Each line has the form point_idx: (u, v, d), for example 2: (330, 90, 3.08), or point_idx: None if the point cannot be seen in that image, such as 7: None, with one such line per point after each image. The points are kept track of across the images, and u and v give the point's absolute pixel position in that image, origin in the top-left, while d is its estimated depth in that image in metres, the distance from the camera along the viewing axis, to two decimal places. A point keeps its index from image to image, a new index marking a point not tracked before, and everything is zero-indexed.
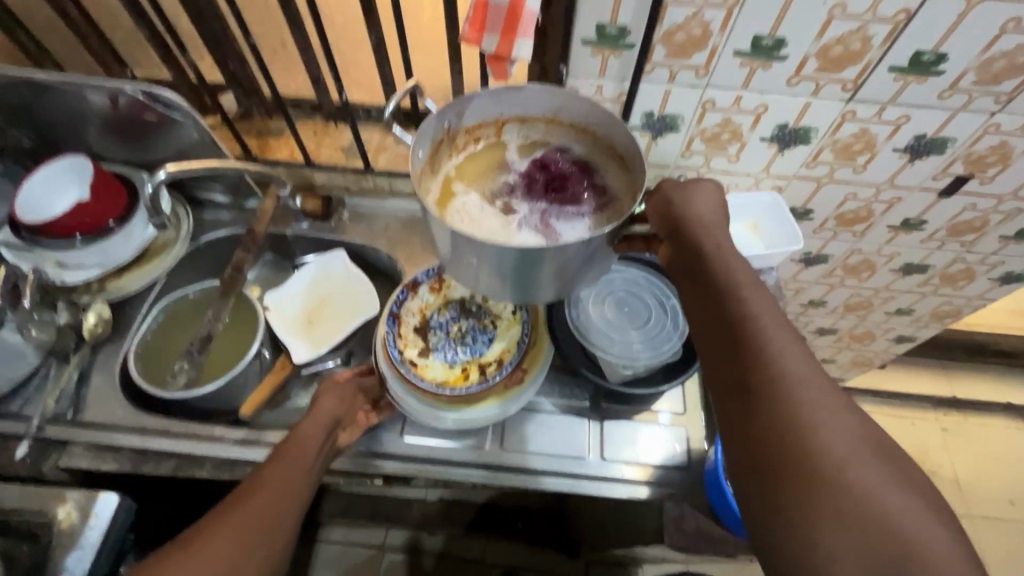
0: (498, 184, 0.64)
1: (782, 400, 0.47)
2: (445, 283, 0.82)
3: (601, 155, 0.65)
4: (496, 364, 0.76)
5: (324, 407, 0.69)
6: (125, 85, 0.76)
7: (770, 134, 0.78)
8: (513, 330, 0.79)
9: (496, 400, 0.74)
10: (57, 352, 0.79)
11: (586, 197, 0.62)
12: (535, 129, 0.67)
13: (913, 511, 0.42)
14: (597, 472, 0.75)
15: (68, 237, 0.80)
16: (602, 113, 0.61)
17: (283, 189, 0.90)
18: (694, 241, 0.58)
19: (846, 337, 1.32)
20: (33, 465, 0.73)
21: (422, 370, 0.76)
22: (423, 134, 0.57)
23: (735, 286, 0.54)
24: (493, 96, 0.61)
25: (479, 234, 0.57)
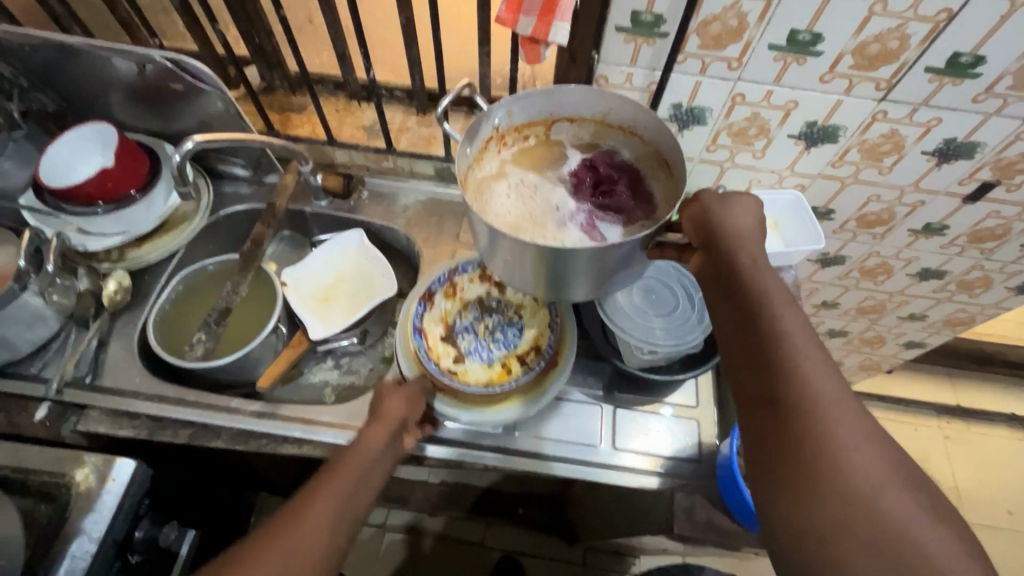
0: (542, 181, 0.63)
1: (814, 420, 0.44)
2: (458, 285, 0.80)
3: (647, 161, 0.64)
4: (534, 351, 0.76)
5: (387, 413, 0.67)
6: (152, 52, 0.76)
7: (798, 131, 0.78)
8: (542, 314, 0.78)
9: (540, 389, 0.75)
10: (77, 318, 0.80)
11: (631, 201, 0.60)
12: (584, 129, 0.66)
13: (948, 546, 0.39)
14: (608, 461, 0.75)
15: (91, 205, 0.80)
16: (651, 114, 0.60)
17: (305, 165, 0.88)
18: (729, 250, 0.54)
19: (856, 339, 1.32)
20: (51, 427, 0.74)
21: (464, 375, 0.74)
22: (474, 129, 0.57)
23: (768, 299, 0.51)
24: (544, 95, 0.61)
25: (527, 232, 0.57)
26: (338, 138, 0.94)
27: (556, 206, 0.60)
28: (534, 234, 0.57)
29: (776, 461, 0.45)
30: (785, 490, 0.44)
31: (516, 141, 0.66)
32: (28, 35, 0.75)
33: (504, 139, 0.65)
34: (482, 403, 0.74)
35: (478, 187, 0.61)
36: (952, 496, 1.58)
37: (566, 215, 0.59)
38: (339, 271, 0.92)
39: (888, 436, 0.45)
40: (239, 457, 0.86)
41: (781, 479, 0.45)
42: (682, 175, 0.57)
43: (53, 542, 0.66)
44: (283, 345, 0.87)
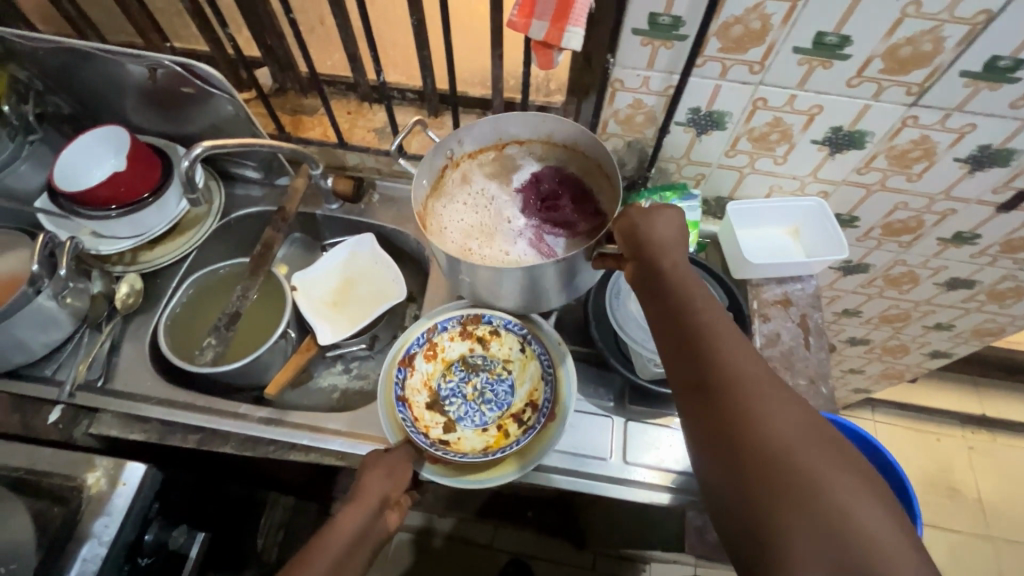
0: (497, 200, 0.76)
1: (733, 393, 0.47)
2: (439, 346, 0.76)
3: (591, 173, 0.75)
4: (530, 408, 0.72)
5: (369, 488, 0.62)
6: (163, 57, 0.75)
7: (822, 137, 0.74)
8: (532, 367, 0.75)
9: (538, 450, 0.70)
10: (90, 321, 0.80)
11: (576, 215, 0.72)
12: (534, 148, 0.78)
13: (860, 496, 0.41)
14: (618, 475, 0.73)
15: (104, 208, 0.80)
16: (585, 134, 0.71)
17: (315, 169, 0.88)
18: (653, 255, 0.58)
19: (879, 348, 1.28)
20: (64, 430, 0.75)
21: (458, 445, 0.71)
22: (426, 167, 0.71)
23: (689, 293, 0.54)
24: (489, 124, 0.73)
25: (484, 255, 0.71)
26: (349, 141, 0.93)
27: (509, 227, 0.74)
28: (484, 256, 0.72)
29: (708, 438, 0.47)
30: (720, 467, 0.46)
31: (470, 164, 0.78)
32: (43, 40, 0.75)
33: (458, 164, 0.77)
34: (481, 469, 0.69)
35: (441, 216, 0.75)
36: (976, 509, 1.54)
37: (514, 235, 0.73)
38: (349, 274, 0.92)
39: (807, 403, 0.47)
40: (249, 462, 0.86)
41: (715, 456, 0.46)
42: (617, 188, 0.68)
43: (65, 544, 0.67)
44: (292, 350, 0.86)
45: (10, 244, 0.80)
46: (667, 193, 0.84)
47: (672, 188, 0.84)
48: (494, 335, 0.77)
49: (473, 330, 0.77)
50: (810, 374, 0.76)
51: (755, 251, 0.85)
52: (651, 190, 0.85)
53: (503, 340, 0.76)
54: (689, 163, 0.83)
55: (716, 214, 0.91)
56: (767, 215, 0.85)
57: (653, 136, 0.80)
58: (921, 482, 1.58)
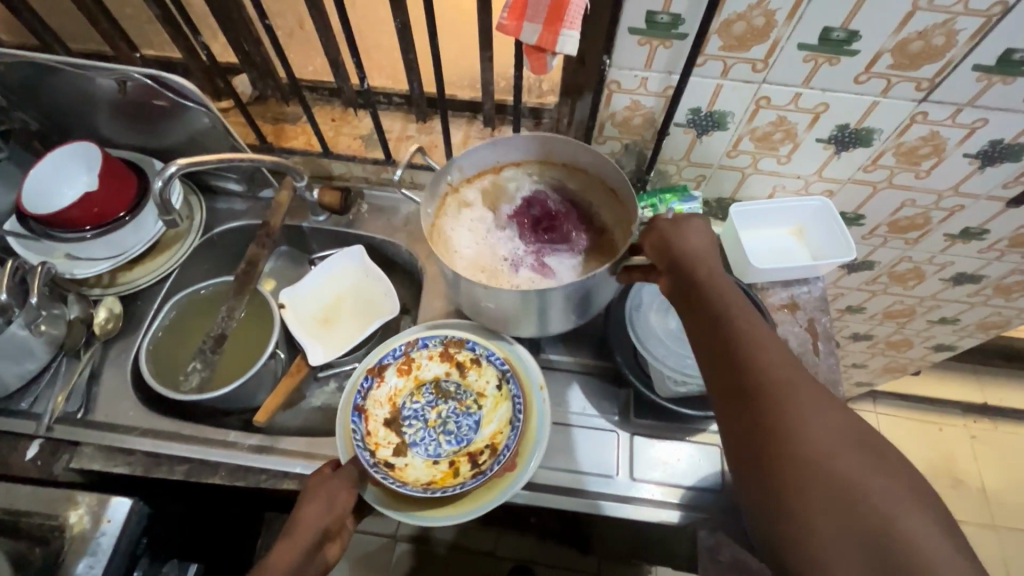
0: (503, 222, 0.75)
1: (771, 398, 0.46)
2: (414, 362, 0.73)
3: (594, 193, 0.75)
4: (488, 451, 0.68)
5: (308, 519, 0.59)
6: (131, 69, 0.71)
7: (828, 135, 0.71)
8: (502, 408, 0.70)
9: (480, 499, 0.66)
10: (68, 349, 0.77)
11: (583, 233, 0.73)
12: (532, 170, 0.77)
13: (901, 501, 0.40)
14: (625, 493, 0.71)
15: (78, 229, 0.76)
16: (590, 152, 0.71)
17: (300, 181, 0.84)
18: (689, 268, 0.57)
19: (882, 343, 1.26)
20: (43, 466, 0.71)
21: (403, 472, 0.66)
22: (427, 190, 0.68)
23: (725, 301, 0.53)
24: (490, 146, 0.73)
25: (496, 278, 0.69)
26: (335, 150, 0.90)
27: (516, 249, 0.72)
28: (500, 278, 0.70)
29: (745, 442, 0.46)
30: (756, 472, 0.45)
31: (468, 189, 0.77)
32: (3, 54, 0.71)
33: (455, 190, 0.76)
34: (418, 503, 0.66)
35: (445, 242, 0.73)
36: (980, 499, 1.53)
37: (525, 259, 0.71)
38: (342, 289, 0.88)
39: (846, 407, 0.46)
40: (240, 491, 0.82)
41: (753, 462, 0.45)
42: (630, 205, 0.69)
43: None
44: (282, 371, 0.84)
45: None
46: (666, 196, 0.81)
47: (672, 191, 0.82)
48: (474, 364, 0.73)
49: (455, 354, 0.73)
50: (822, 382, 0.74)
51: (761, 254, 0.82)
52: (649, 194, 0.82)
53: (482, 372, 0.72)
54: (689, 164, 0.80)
55: (718, 216, 0.88)
56: (769, 216, 0.82)
57: (651, 138, 0.77)
58: (924, 473, 1.57)
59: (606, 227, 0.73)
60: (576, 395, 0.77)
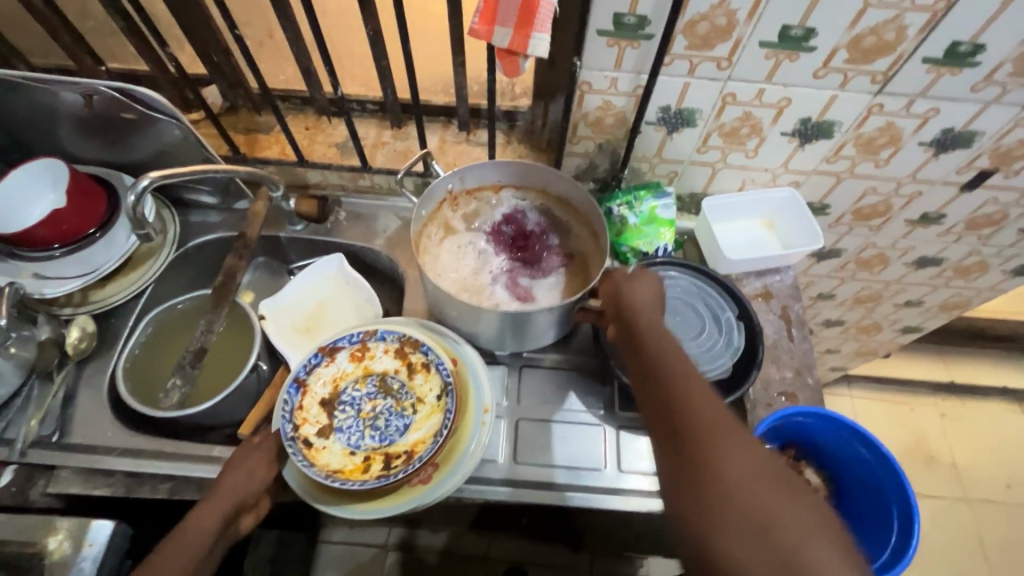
0: (488, 241, 0.81)
1: (699, 435, 0.47)
2: (369, 352, 0.69)
3: (580, 229, 0.80)
4: (404, 457, 0.63)
5: (228, 488, 0.60)
6: (98, 83, 0.70)
7: (792, 129, 0.74)
8: (434, 420, 0.65)
9: (385, 502, 0.62)
10: (39, 371, 0.74)
11: (558, 264, 0.79)
12: (528, 194, 0.83)
13: (815, 535, 0.41)
14: (614, 484, 0.72)
15: (46, 248, 0.75)
16: (580, 191, 0.76)
17: (276, 191, 0.83)
18: (632, 314, 0.60)
19: (853, 328, 1.30)
20: (19, 493, 0.69)
21: (317, 454, 0.63)
22: (427, 197, 0.76)
23: (662, 348, 0.55)
24: (490, 166, 0.78)
25: (466, 296, 0.75)
26: (310, 158, 0.89)
27: (495, 270, 0.78)
28: (474, 297, 0.76)
29: (675, 480, 0.47)
30: (683, 509, 0.45)
31: (468, 201, 0.83)
32: None
33: (456, 200, 0.82)
34: (325, 490, 0.63)
35: (432, 255, 0.79)
36: (951, 474, 1.59)
37: (501, 280, 0.77)
38: (323, 298, 0.88)
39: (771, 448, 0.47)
40: None
41: (681, 500, 0.46)
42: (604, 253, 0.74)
43: None
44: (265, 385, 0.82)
45: None
46: (640, 192, 0.84)
47: (646, 188, 0.85)
48: (424, 368, 0.68)
49: (409, 354, 0.69)
50: (796, 366, 0.76)
51: (733, 246, 0.85)
52: (624, 192, 0.84)
53: (428, 378, 0.68)
54: (661, 161, 0.82)
55: (691, 210, 0.90)
56: (740, 209, 0.85)
57: (624, 136, 0.78)
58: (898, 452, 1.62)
59: (582, 265, 0.78)
60: (562, 392, 0.79)
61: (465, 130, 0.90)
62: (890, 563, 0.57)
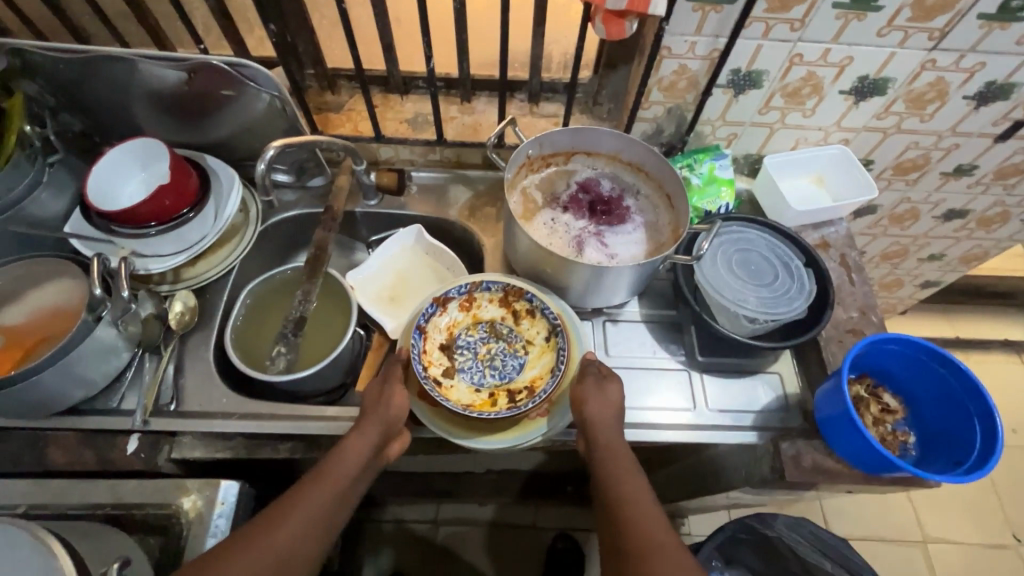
0: (563, 202, 0.88)
1: (640, 558, 0.58)
2: (476, 302, 0.78)
3: (652, 194, 0.89)
4: (527, 391, 0.75)
5: (374, 414, 0.66)
6: (207, 58, 0.72)
7: (850, 87, 0.80)
8: (547, 357, 0.76)
9: (511, 433, 0.71)
10: (147, 345, 0.76)
11: (630, 221, 0.87)
12: (598, 160, 0.90)
13: None
14: (705, 421, 0.78)
15: (143, 226, 0.76)
16: (655, 155, 0.84)
17: (358, 164, 0.86)
18: (591, 435, 0.68)
19: (876, 285, 1.39)
20: (145, 460, 0.72)
21: (449, 391, 0.74)
22: (513, 160, 0.82)
23: (616, 467, 0.66)
24: (569, 133, 0.85)
25: (553, 247, 0.82)
26: (384, 134, 0.93)
27: (577, 229, 0.85)
28: (559, 250, 0.83)
29: None
30: None
31: (541, 166, 0.90)
32: (63, 49, 0.71)
33: (533, 165, 0.88)
34: (454, 425, 0.71)
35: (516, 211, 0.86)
36: None
37: (582, 237, 0.84)
38: (403, 269, 0.91)
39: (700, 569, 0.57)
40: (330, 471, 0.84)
41: None
42: (683, 212, 0.82)
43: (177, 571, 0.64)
44: (359, 350, 0.85)
45: (53, 271, 0.74)
46: (699, 155, 0.90)
47: (705, 150, 0.91)
48: (528, 314, 0.78)
49: (512, 302, 0.78)
50: (860, 306, 0.83)
51: (796, 198, 0.91)
52: (685, 154, 0.90)
53: (534, 323, 0.78)
54: (724, 124, 0.88)
55: (745, 171, 0.96)
56: (795, 167, 0.91)
57: (693, 100, 0.84)
58: None
59: (657, 225, 0.86)
60: (645, 342, 0.84)
61: (532, 101, 0.94)
62: (981, 460, 0.62)
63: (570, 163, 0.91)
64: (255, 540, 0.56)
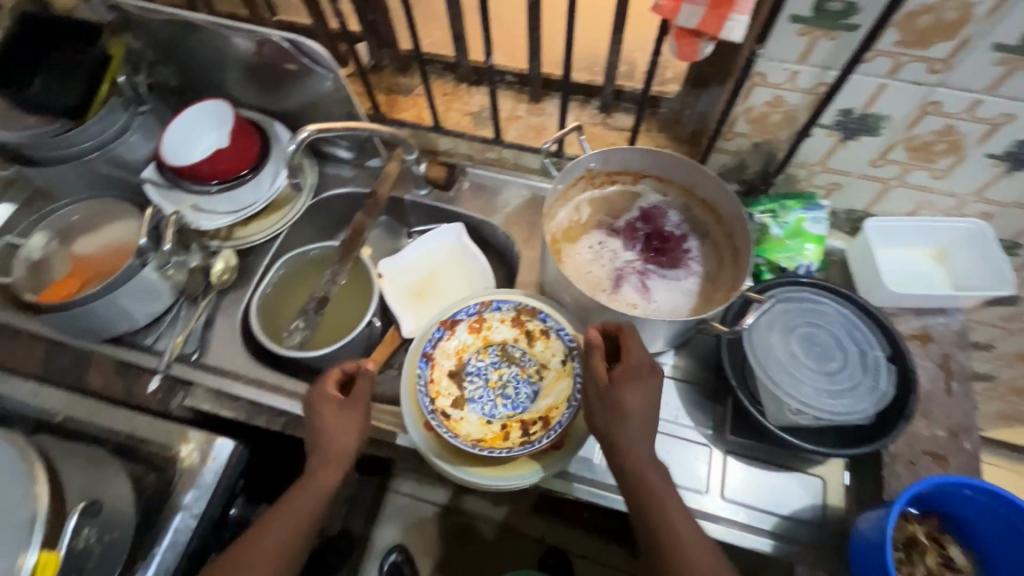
0: (615, 229, 0.79)
1: None
2: (486, 322, 0.72)
3: (722, 242, 0.77)
4: (541, 423, 0.67)
5: (337, 451, 0.64)
6: (272, 33, 0.74)
7: (1002, 151, 0.63)
8: (563, 384, 0.68)
9: (527, 468, 0.64)
10: (188, 294, 0.82)
11: (684, 266, 0.77)
12: (668, 188, 0.80)
13: None
14: (716, 510, 0.69)
15: (205, 182, 0.80)
16: (730, 197, 0.72)
17: (410, 154, 0.84)
18: (616, 442, 0.58)
19: (1004, 387, 1.12)
20: (162, 401, 0.77)
21: (456, 424, 0.67)
22: (568, 171, 0.74)
23: (650, 486, 0.57)
24: (639, 153, 0.75)
25: (588, 276, 0.75)
26: (444, 124, 0.89)
27: (622, 262, 0.77)
28: (594, 282, 0.75)
29: None
30: None
31: (603, 183, 0.81)
32: (157, 11, 0.76)
33: (594, 180, 0.80)
34: (463, 457, 0.65)
35: (560, 230, 0.79)
36: None
37: (625, 271, 0.76)
38: (437, 267, 0.88)
39: None
40: None
41: None
42: (743, 271, 0.69)
43: (159, 514, 0.67)
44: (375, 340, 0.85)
45: (113, 213, 0.81)
46: (789, 202, 0.76)
47: (796, 197, 0.77)
48: (543, 335, 0.72)
49: (526, 321, 0.72)
50: (951, 426, 0.67)
51: (897, 277, 0.75)
52: (771, 198, 0.77)
53: (549, 344, 0.71)
54: (824, 170, 0.73)
55: (844, 228, 0.81)
56: (910, 237, 0.75)
57: (787, 138, 0.71)
58: None
59: (716, 278, 0.76)
60: (671, 404, 0.75)
61: (605, 111, 0.86)
62: None
63: (637, 184, 0.82)
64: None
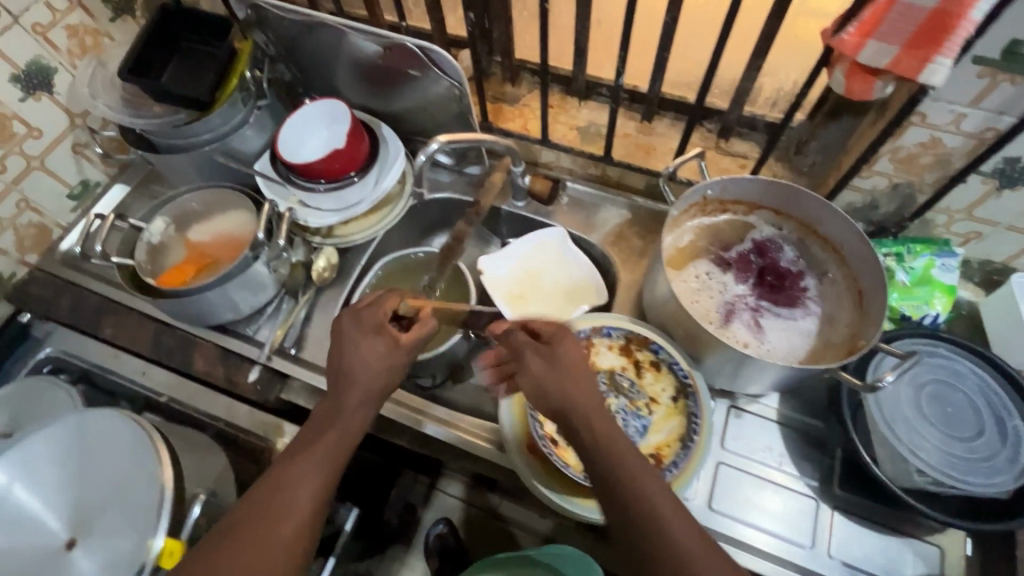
0: (728, 259, 0.76)
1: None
2: (594, 349, 0.72)
3: (843, 286, 0.73)
4: (653, 460, 0.66)
5: (364, 373, 0.60)
6: (404, 37, 0.73)
7: None
8: (674, 422, 0.68)
9: None
10: (289, 288, 0.83)
11: (799, 305, 0.74)
12: (785, 223, 0.77)
13: None
14: (820, 568, 0.66)
15: (314, 180, 0.82)
16: (861, 240, 0.68)
17: (517, 166, 0.83)
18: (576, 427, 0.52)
19: None
20: (261, 392, 0.79)
21: (566, 453, 0.66)
22: (685, 197, 0.72)
23: (628, 469, 0.49)
24: (761, 184, 0.72)
25: (697, 307, 0.72)
26: (550, 137, 0.88)
27: (734, 296, 0.74)
28: (704, 314, 0.72)
29: None
30: None
31: (715, 211, 0.78)
32: (289, 10, 0.77)
33: (707, 208, 0.77)
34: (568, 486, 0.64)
35: (669, 257, 0.76)
36: None
37: (739, 306, 0.73)
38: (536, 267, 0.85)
39: None
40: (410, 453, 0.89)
41: None
42: (874, 321, 0.66)
43: None
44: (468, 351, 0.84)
45: (224, 202, 0.83)
46: (918, 246, 0.72)
47: (927, 242, 0.72)
48: (652, 367, 0.72)
49: (634, 351, 0.72)
50: None
51: None
52: (897, 241, 0.73)
53: (659, 378, 0.71)
54: (967, 218, 0.68)
55: (974, 278, 0.75)
56: None
57: (933, 182, 0.66)
58: None
59: (833, 322, 0.72)
60: (775, 449, 0.71)
61: (721, 136, 0.83)
62: None
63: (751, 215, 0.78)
64: (237, 543, 0.49)
